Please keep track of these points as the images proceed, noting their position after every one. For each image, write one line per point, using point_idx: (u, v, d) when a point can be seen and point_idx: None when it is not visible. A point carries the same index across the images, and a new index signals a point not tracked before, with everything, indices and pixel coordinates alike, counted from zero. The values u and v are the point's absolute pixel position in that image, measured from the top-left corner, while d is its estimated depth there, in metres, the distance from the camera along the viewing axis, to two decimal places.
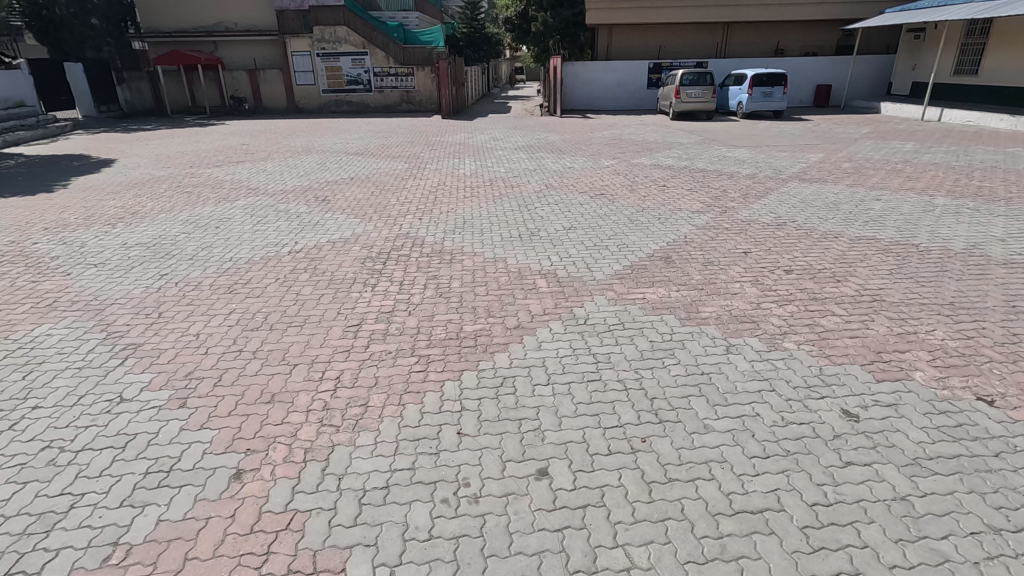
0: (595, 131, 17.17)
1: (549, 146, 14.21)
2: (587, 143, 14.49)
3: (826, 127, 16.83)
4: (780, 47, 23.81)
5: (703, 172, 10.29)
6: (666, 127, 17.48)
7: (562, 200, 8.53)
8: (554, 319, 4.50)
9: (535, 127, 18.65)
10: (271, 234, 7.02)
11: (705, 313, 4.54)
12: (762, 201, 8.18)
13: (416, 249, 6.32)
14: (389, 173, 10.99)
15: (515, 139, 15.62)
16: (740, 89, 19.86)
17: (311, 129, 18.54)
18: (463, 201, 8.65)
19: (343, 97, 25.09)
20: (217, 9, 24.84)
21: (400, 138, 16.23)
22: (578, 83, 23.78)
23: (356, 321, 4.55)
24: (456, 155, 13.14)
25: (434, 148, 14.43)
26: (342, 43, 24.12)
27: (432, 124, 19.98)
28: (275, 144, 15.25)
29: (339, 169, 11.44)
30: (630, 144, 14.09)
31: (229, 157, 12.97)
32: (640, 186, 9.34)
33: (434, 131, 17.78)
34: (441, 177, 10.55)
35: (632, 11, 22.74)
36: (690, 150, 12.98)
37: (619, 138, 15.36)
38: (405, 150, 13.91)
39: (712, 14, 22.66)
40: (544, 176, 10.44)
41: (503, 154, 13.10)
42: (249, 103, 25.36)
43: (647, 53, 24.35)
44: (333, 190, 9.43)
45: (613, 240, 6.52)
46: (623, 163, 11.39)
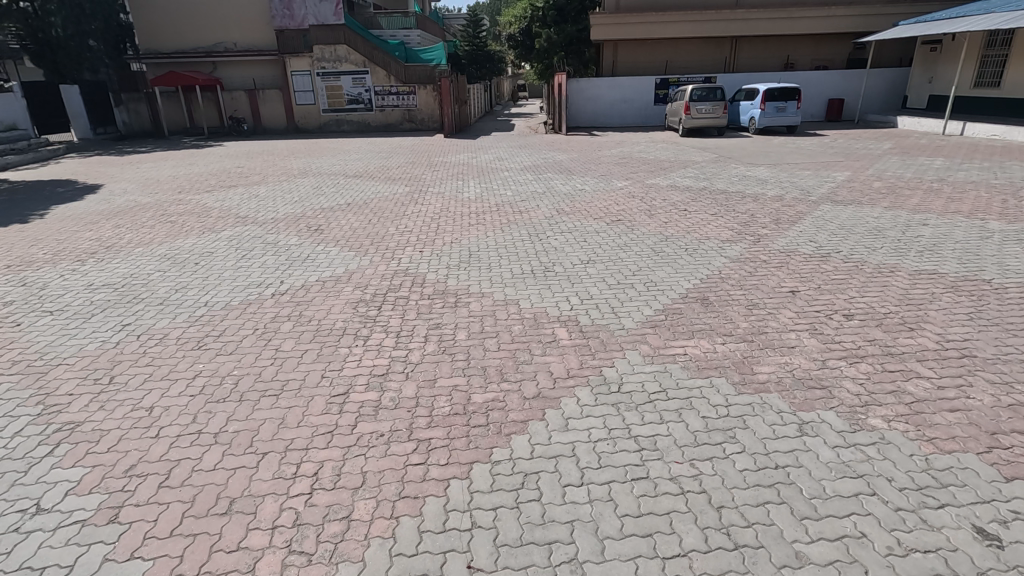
0: (603, 149, 16.56)
1: (556, 166, 13.57)
2: (596, 163, 13.85)
3: (844, 143, 16.16)
4: (790, 61, 23.29)
5: (724, 195, 9.60)
6: (677, 144, 16.84)
7: (576, 227, 7.82)
8: (581, 386, 3.73)
9: (541, 145, 18.04)
10: (254, 272, 6.32)
11: (763, 377, 3.77)
12: (796, 228, 7.46)
13: (415, 291, 5.58)
14: (389, 198, 10.33)
15: (520, 159, 15.00)
16: (751, 105, 19.26)
17: (310, 150, 18.00)
18: (468, 229, 7.95)
19: (343, 117, 24.64)
20: (216, 29, 24.54)
21: (401, 159, 15.65)
22: (583, 100, 23.26)
23: (343, 389, 3.80)
24: (459, 177, 12.51)
25: (436, 169, 13.81)
26: (342, 61, 23.69)
27: (434, 143, 19.42)
28: (272, 166, 14.66)
29: (335, 193, 10.81)
30: (642, 163, 13.43)
31: (221, 182, 12.36)
32: (658, 210, 8.65)
33: (436, 151, 17.18)
34: (443, 202, 9.88)
35: (638, 27, 22.42)
36: (706, 169, 12.30)
37: (628, 156, 14.73)
38: (406, 172, 13.29)
39: (719, 28, 22.27)
40: (553, 200, 9.77)
41: (508, 175, 12.45)
42: (248, 124, 24.91)
43: (654, 69, 23.95)
44: (326, 218, 8.76)
45: (637, 278, 5.78)
46: (636, 185, 10.71)
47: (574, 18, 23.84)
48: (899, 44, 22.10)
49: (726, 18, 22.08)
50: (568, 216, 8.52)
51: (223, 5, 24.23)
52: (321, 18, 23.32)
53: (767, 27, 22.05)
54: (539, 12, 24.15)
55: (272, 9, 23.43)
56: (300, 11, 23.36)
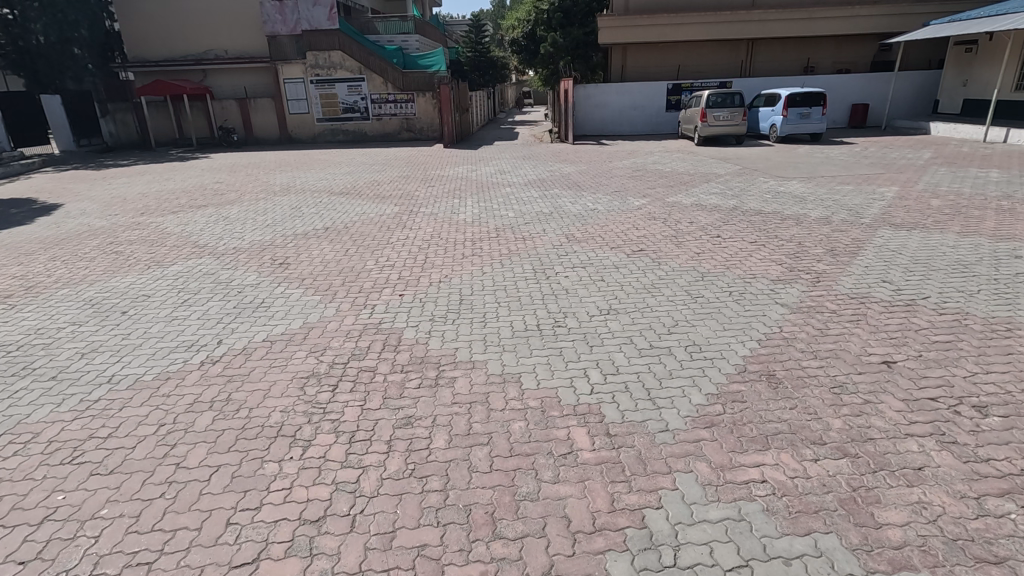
0: (614, 160, 15.32)
1: (563, 180, 12.32)
2: (607, 176, 12.59)
3: (877, 152, 14.83)
4: (810, 64, 21.95)
5: (759, 217, 8.32)
6: (694, 155, 15.57)
7: (590, 261, 6.54)
8: (615, 553, 2.42)
9: (545, 156, 16.84)
10: (189, 326, 5.05)
11: (895, 534, 2.46)
12: (858, 261, 6.14)
13: (386, 358, 4.29)
14: (374, 220, 9.09)
15: (524, 172, 13.75)
16: (772, 111, 17.97)
17: (299, 163, 16.84)
18: (461, 263, 6.67)
19: (339, 127, 23.53)
20: (206, 36, 23.54)
21: (394, 172, 14.45)
22: (591, 107, 22.03)
23: (252, 553, 2.51)
24: (456, 194, 11.28)
25: (432, 184, 12.60)
26: (336, 68, 22.57)
27: (433, 154, 18.24)
28: (254, 182, 13.47)
29: (315, 215, 9.59)
30: (658, 177, 12.16)
31: (193, 201, 11.19)
32: (685, 237, 7.38)
33: (434, 163, 15.97)
34: (436, 225, 8.63)
35: (648, 30, 21.24)
36: (732, 184, 11.01)
37: (642, 169, 13.48)
38: (398, 188, 12.08)
39: (735, 30, 21.02)
40: (563, 223, 8.47)
41: (510, 192, 11.22)
42: (239, 134, 23.80)
43: (666, 74, 22.62)
44: (297, 249, 7.51)
45: (675, 339, 4.48)
46: (656, 204, 9.44)
47: (581, 21, 22.60)
48: (928, 45, 20.73)
49: (741, 20, 20.85)
50: (579, 244, 7.24)
51: (213, 10, 23.23)
52: (314, 21, 22.31)
53: (784, 29, 20.84)
54: (543, 14, 22.77)
55: (264, 15, 22.51)
56: (291, 15, 22.37)
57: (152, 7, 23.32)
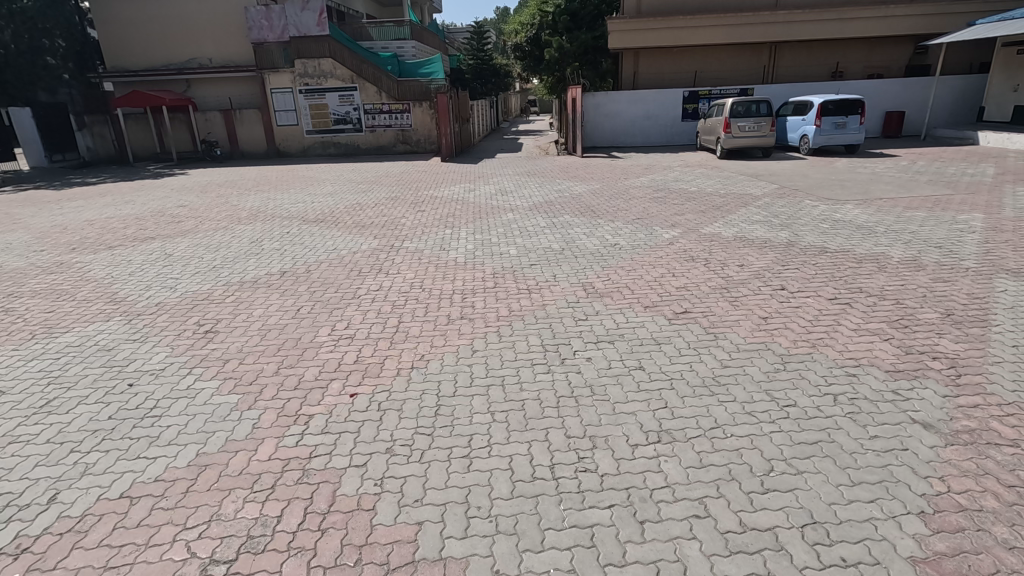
0: (629, 177, 13.67)
1: (573, 203, 10.66)
2: (625, 198, 10.93)
3: (929, 166, 13.13)
4: (840, 68, 20.22)
5: (823, 258, 6.64)
6: (719, 171, 13.91)
7: (622, 332, 4.82)
8: None
9: (552, 171, 15.22)
10: (24, 461, 3.35)
11: None
12: (996, 336, 4.42)
13: (299, 549, 2.60)
14: (343, 259, 7.43)
15: (528, 193, 12.13)
16: (802, 121, 16.25)
17: (282, 181, 15.32)
18: (443, 334, 4.91)
19: (329, 139, 22.08)
20: (189, 43, 22.15)
21: (383, 193, 12.85)
22: (600, 117, 20.43)
23: None
24: (447, 221, 9.64)
25: (422, 208, 10.96)
26: (327, 77, 21.13)
27: (428, 170, 16.67)
28: (222, 205, 11.87)
29: (274, 252, 7.94)
30: (683, 199, 10.49)
31: (140, 232, 9.59)
32: (739, 290, 5.69)
33: (428, 182, 14.34)
34: (420, 267, 6.97)
35: (663, 33, 19.62)
36: (774, 208, 9.33)
37: (663, 188, 11.83)
38: (381, 214, 10.45)
39: (756, 33, 19.37)
40: (576, 265, 6.79)
41: (512, 218, 9.59)
42: (223, 148, 22.35)
43: (681, 80, 20.93)
44: (233, 308, 5.82)
45: (764, 515, 2.69)
46: (688, 238, 7.77)
47: (589, 25, 20.90)
48: (969, 48, 18.99)
49: (764, 22, 19.21)
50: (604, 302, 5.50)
51: (197, 16, 21.86)
52: (303, 28, 20.73)
53: (810, 32, 19.21)
54: (548, 18, 21.05)
55: (248, 20, 20.88)
56: (278, 21, 20.84)
57: (131, 13, 21.90)
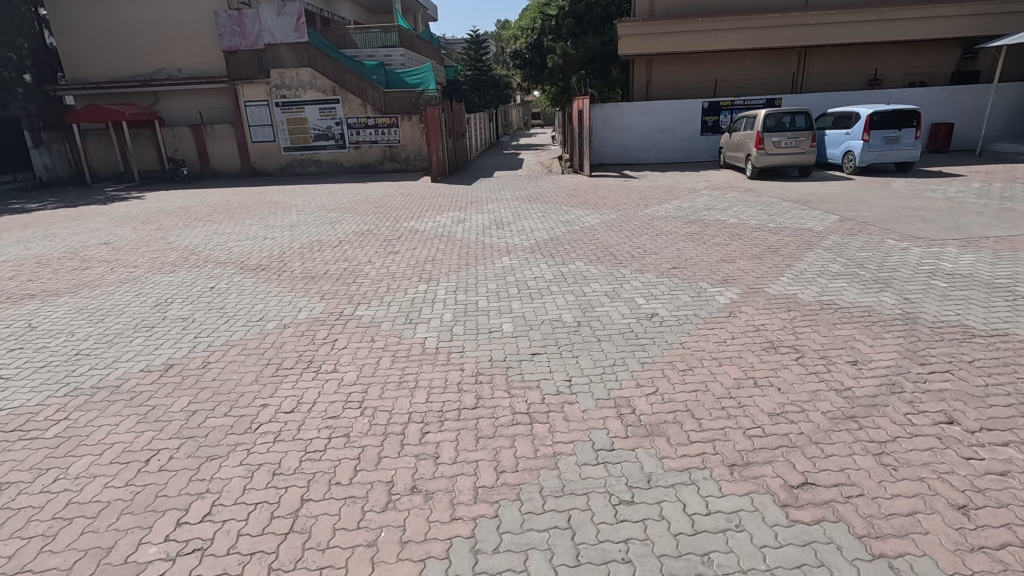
0: (648, 203, 11.52)
1: (585, 241, 8.52)
2: (650, 233, 8.79)
3: (1008, 188, 11.00)
4: (878, 75, 18.08)
5: (974, 344, 4.44)
6: (755, 195, 11.77)
7: (701, 561, 2.48)
8: None
9: (557, 195, 13.11)
10: None
11: None
12: None
13: None
14: (262, 338, 5.27)
15: (529, 225, 9.98)
16: (846, 134, 14.07)
17: (243, 208, 13.23)
18: (374, 553, 2.63)
19: (309, 156, 20.14)
20: (156, 52, 20.30)
21: (352, 225, 10.72)
22: (609, 131, 18.43)
23: None
24: (423, 268, 7.46)
25: (395, 247, 8.81)
26: (306, 88, 19.24)
27: (414, 193, 14.59)
28: (154, 242, 9.77)
29: (174, 322, 5.81)
30: (724, 236, 8.35)
31: (27, 284, 7.45)
32: (874, 422, 3.46)
33: (410, 209, 12.21)
34: (370, 355, 4.79)
35: (679, 37, 17.62)
36: (849, 252, 7.19)
37: (693, 220, 9.68)
38: (340, 257, 8.30)
39: (784, 36, 17.37)
40: (598, 357, 4.56)
41: (506, 264, 7.44)
42: (192, 167, 20.41)
43: (700, 90, 18.74)
44: (48, 445, 3.63)
45: None
46: (753, 302, 5.60)
47: (597, 29, 18.67)
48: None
49: (793, 23, 17.20)
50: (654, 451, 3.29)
51: (165, 23, 20.02)
52: (279, 34, 18.80)
53: (845, 35, 17.15)
54: (551, 21, 18.98)
55: (219, 27, 18.95)
56: (251, 27, 18.84)
57: (94, 21, 20.12)
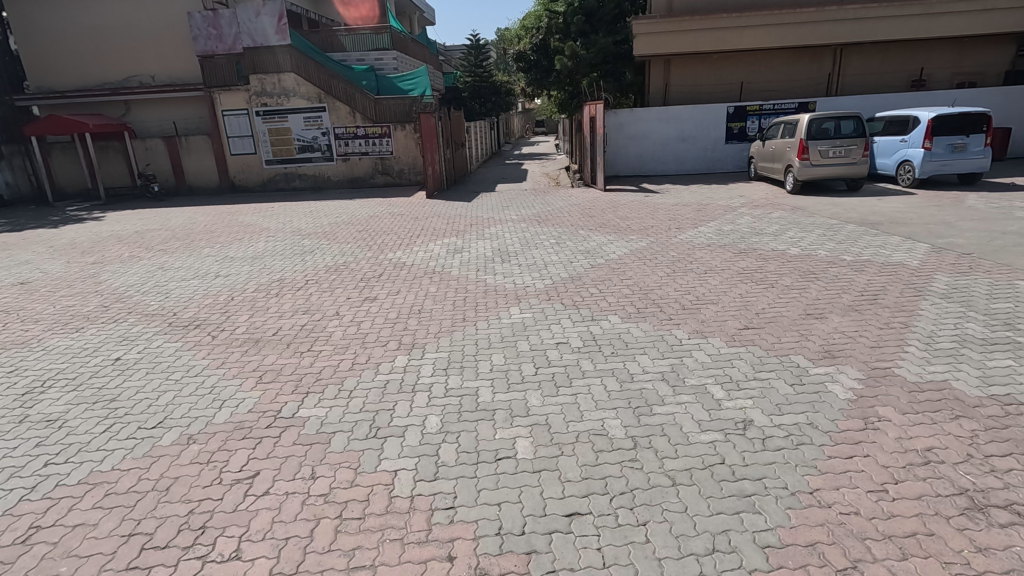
0: (680, 225, 9.74)
1: (615, 281, 6.71)
2: (696, 270, 6.98)
3: None
4: (923, 75, 16.33)
5: None
6: (805, 215, 10.00)
7: None
8: None
9: (570, 215, 11.32)
10: None
11: None
12: None
13: None
14: (145, 468, 3.43)
15: (541, 256, 8.19)
16: (901, 141, 12.25)
17: (205, 232, 11.46)
18: None
19: (294, 170, 18.41)
20: (127, 58, 18.63)
21: (327, 257, 8.93)
22: (624, 139, 16.71)
23: None
24: (406, 325, 5.65)
25: (374, 289, 7.02)
26: (289, 95, 17.54)
27: (406, 212, 12.83)
28: (79, 282, 7.98)
29: (32, 428, 3.98)
30: (793, 275, 6.55)
31: None
32: None
33: (399, 234, 10.43)
34: (301, 516, 2.94)
35: (701, 35, 15.89)
36: (977, 301, 5.37)
37: (744, 249, 7.88)
38: (302, 305, 6.50)
39: (818, 33, 15.65)
40: (679, 528, 2.71)
41: (514, 321, 5.54)
42: (167, 182, 18.71)
43: (724, 93, 16.97)
44: None
45: None
46: (895, 401, 3.71)
47: (608, 27, 16.89)
48: None
49: (829, 18, 15.48)
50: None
51: (136, 26, 18.36)
52: (258, 36, 17.10)
53: (887, 31, 15.43)
54: (558, 19, 17.00)
55: (193, 29, 17.29)
56: (228, 29, 17.15)
57: (59, 24, 18.45)
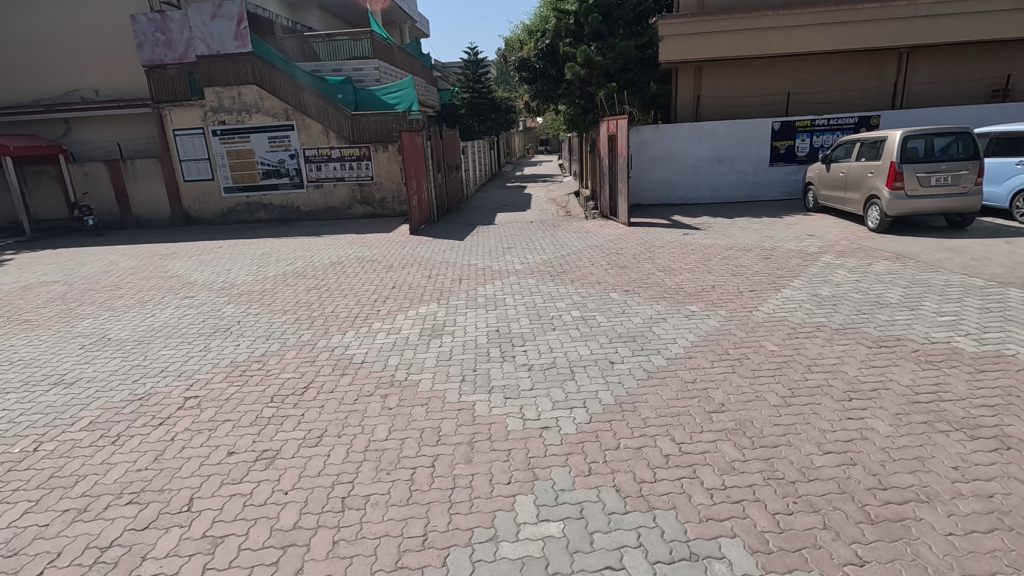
0: (753, 286, 6.94)
1: (699, 420, 3.85)
2: (832, 393, 4.12)
3: None
4: (1005, 83, 13.74)
5: None
6: (925, 270, 7.20)
7: None
8: None
9: (592, 264, 8.52)
10: None
11: None
12: None
13: None
14: None
15: (562, 346, 5.35)
16: (1017, 164, 9.55)
17: (105, 290, 8.68)
18: None
19: (257, 199, 15.68)
20: (65, 69, 16.07)
21: (239, 342, 6.04)
22: (647, 161, 14.00)
23: None
24: (301, 564, 2.74)
25: (280, 423, 4.17)
26: (251, 112, 14.87)
27: (379, 256, 10.09)
28: None
29: None
30: (1019, 413, 3.71)
31: None
32: None
33: (361, 295, 7.63)
34: None
35: (741, 37, 13.23)
36: None
37: (883, 339, 5.05)
38: (134, 474, 3.60)
39: (882, 33, 13.04)
40: None
41: (550, 537, 2.83)
42: (110, 214, 16.02)
43: (766, 106, 14.32)
44: None
45: None
46: None
47: (629, 27, 14.16)
48: None
49: (895, 16, 12.87)
50: None
51: (78, 33, 15.83)
52: (215, 42, 14.54)
53: (967, 30, 12.82)
54: (569, 20, 14.29)
55: (136, 34, 14.72)
56: (178, 34, 14.69)
57: None
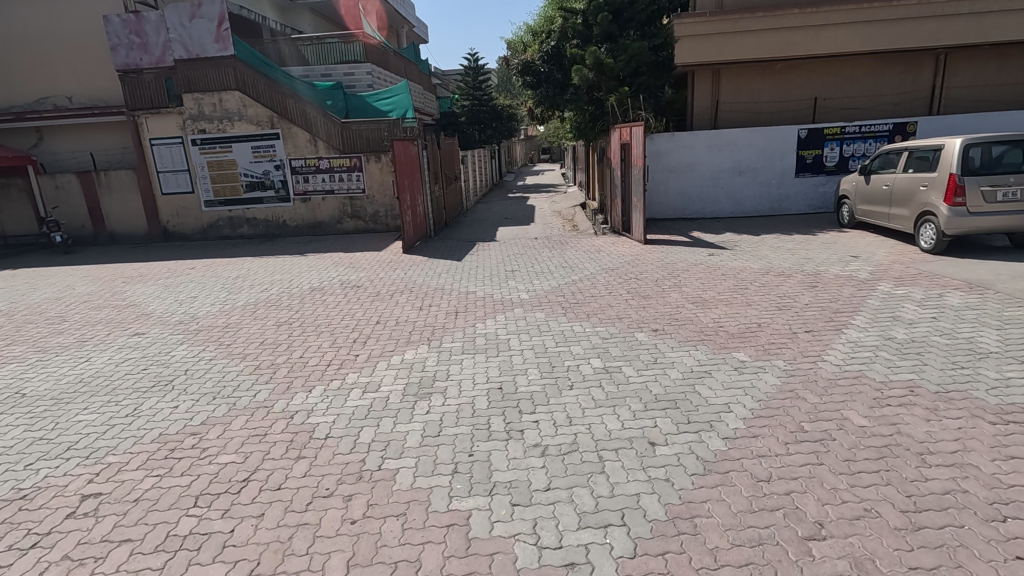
0: (807, 326, 5.76)
1: (797, 558, 2.65)
2: (975, 508, 2.92)
3: None
4: None
5: None
6: (1011, 304, 6.02)
7: None
8: None
9: (609, 293, 7.35)
10: None
11: None
12: None
13: None
14: None
15: (583, 416, 4.16)
16: None
17: (50, 323, 7.52)
18: None
19: (241, 214, 14.56)
20: (37, 75, 15.02)
21: (178, 402, 4.82)
22: (662, 172, 12.86)
23: None
24: None
25: (197, 549, 2.98)
26: (233, 120, 13.79)
27: (367, 281, 8.93)
28: None
29: None
30: None
31: None
32: None
33: (340, 333, 6.46)
34: None
35: (764, 37, 12.15)
36: None
37: (1005, 409, 3.87)
38: None
39: (920, 32, 11.92)
40: None
41: None
42: (83, 229, 14.91)
43: (790, 113, 13.23)
44: None
45: None
46: None
47: (641, 27, 13.10)
48: None
49: (934, 14, 11.77)
50: None
51: (50, 37, 14.80)
52: (193, 44, 13.48)
53: (1014, 28, 11.72)
54: (575, 20, 13.32)
55: (109, 36, 13.65)
56: (154, 36, 13.63)
57: None
